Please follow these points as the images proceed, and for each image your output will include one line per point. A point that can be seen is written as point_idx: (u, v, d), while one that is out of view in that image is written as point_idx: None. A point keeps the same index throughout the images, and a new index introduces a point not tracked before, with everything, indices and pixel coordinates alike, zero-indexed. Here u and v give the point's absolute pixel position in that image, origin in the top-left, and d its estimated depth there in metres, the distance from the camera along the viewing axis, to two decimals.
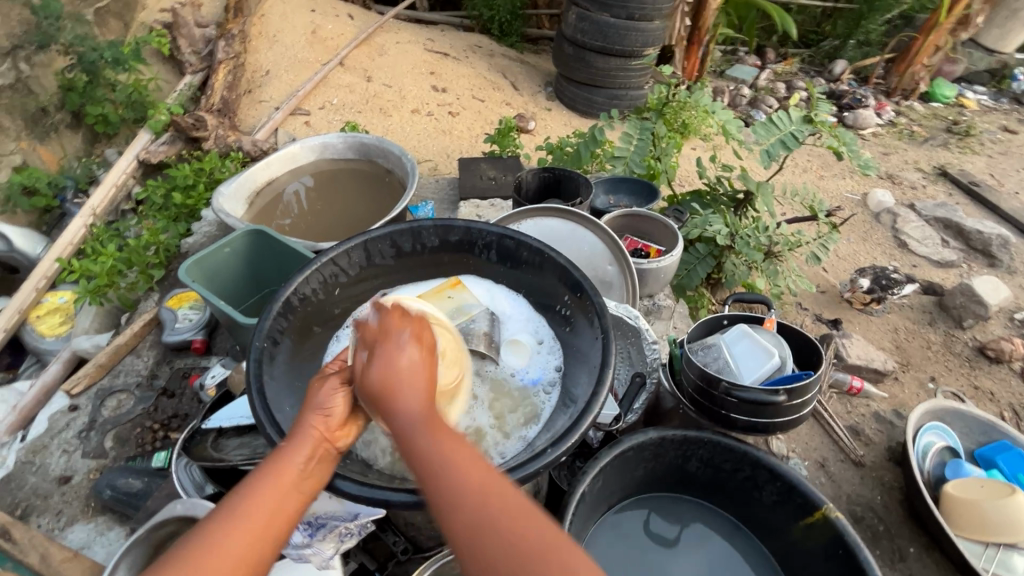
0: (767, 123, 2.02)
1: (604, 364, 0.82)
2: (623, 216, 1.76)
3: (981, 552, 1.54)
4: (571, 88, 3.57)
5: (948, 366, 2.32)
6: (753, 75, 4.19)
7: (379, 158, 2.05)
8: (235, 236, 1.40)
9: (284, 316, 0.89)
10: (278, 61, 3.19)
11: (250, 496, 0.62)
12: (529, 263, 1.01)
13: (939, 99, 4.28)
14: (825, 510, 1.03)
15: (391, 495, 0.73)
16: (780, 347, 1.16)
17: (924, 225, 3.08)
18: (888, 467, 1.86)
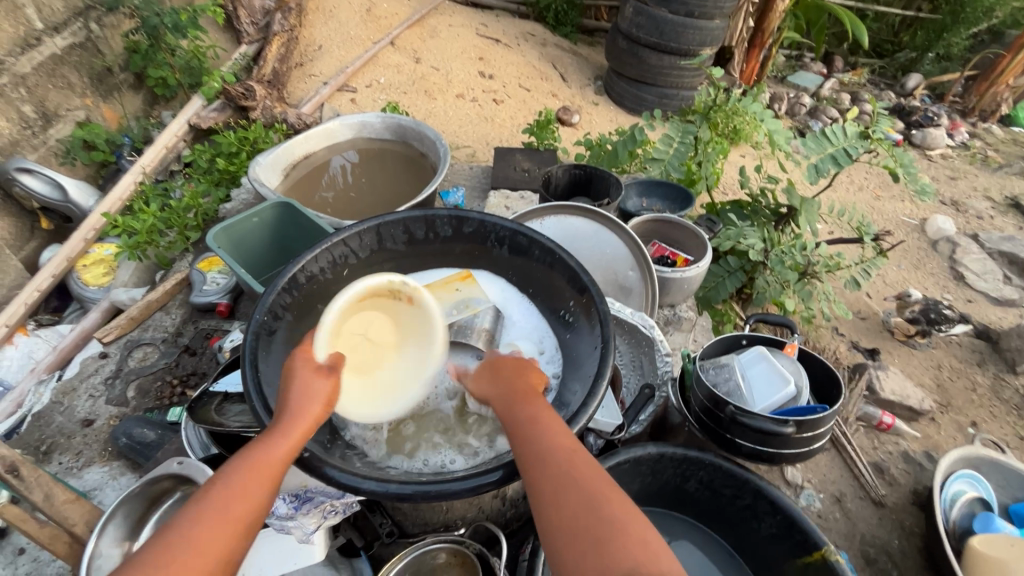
0: (819, 136, 1.91)
1: (598, 374, 0.80)
2: (653, 220, 1.71)
3: None
4: (621, 84, 3.48)
5: (993, 411, 2.16)
6: (817, 83, 3.98)
7: (415, 142, 2.06)
8: (264, 207, 1.44)
9: (289, 291, 0.90)
10: (331, 37, 3.24)
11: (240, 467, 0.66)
12: (540, 262, 0.99)
13: (1021, 124, 3.96)
14: (825, 551, 0.97)
15: (362, 483, 0.74)
16: (799, 374, 1.10)
17: (986, 258, 2.87)
18: (911, 511, 1.76)
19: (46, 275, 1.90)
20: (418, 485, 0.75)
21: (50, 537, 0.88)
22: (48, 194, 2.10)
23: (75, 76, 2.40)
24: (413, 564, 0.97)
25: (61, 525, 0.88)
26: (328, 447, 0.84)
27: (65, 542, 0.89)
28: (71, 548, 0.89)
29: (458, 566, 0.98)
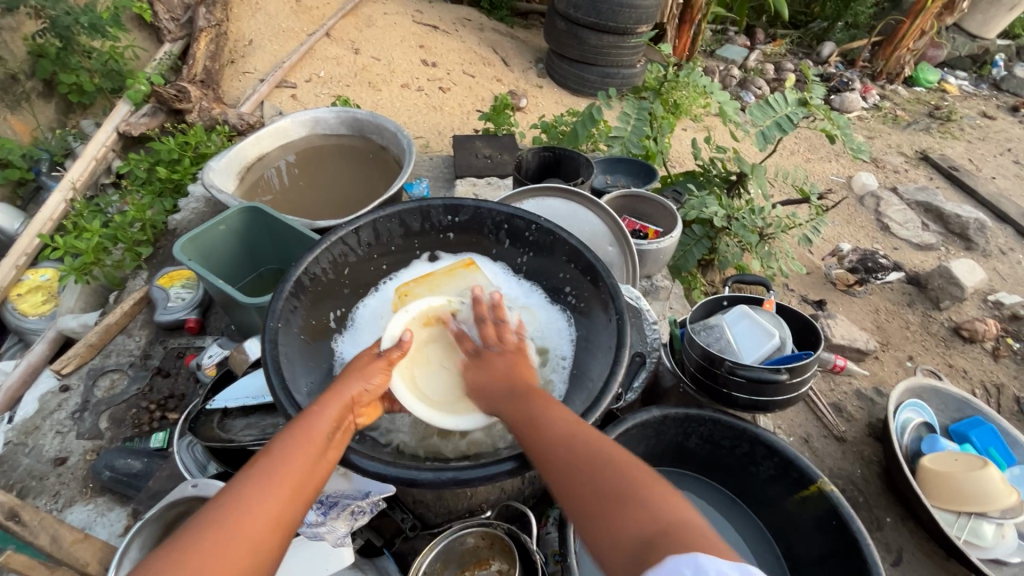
0: (763, 104, 2.02)
1: (619, 346, 0.84)
2: (622, 196, 1.77)
3: (953, 521, 1.63)
4: (563, 66, 3.52)
5: (925, 345, 2.40)
6: (743, 55, 4.18)
7: (373, 135, 2.00)
8: (230, 213, 1.36)
9: (296, 295, 0.88)
10: (261, 31, 3.07)
11: (282, 459, 0.64)
12: (539, 244, 1.02)
13: (921, 84, 4.34)
14: (821, 484, 1.07)
15: (418, 475, 0.72)
16: (780, 327, 1.19)
17: (906, 209, 3.15)
18: (868, 442, 1.94)
19: None
20: (474, 469, 0.73)
21: None
22: None
23: None
24: (443, 551, 0.98)
25: (71, 566, 0.83)
26: (361, 444, 0.83)
27: None
28: None
29: (488, 546, 1.01)
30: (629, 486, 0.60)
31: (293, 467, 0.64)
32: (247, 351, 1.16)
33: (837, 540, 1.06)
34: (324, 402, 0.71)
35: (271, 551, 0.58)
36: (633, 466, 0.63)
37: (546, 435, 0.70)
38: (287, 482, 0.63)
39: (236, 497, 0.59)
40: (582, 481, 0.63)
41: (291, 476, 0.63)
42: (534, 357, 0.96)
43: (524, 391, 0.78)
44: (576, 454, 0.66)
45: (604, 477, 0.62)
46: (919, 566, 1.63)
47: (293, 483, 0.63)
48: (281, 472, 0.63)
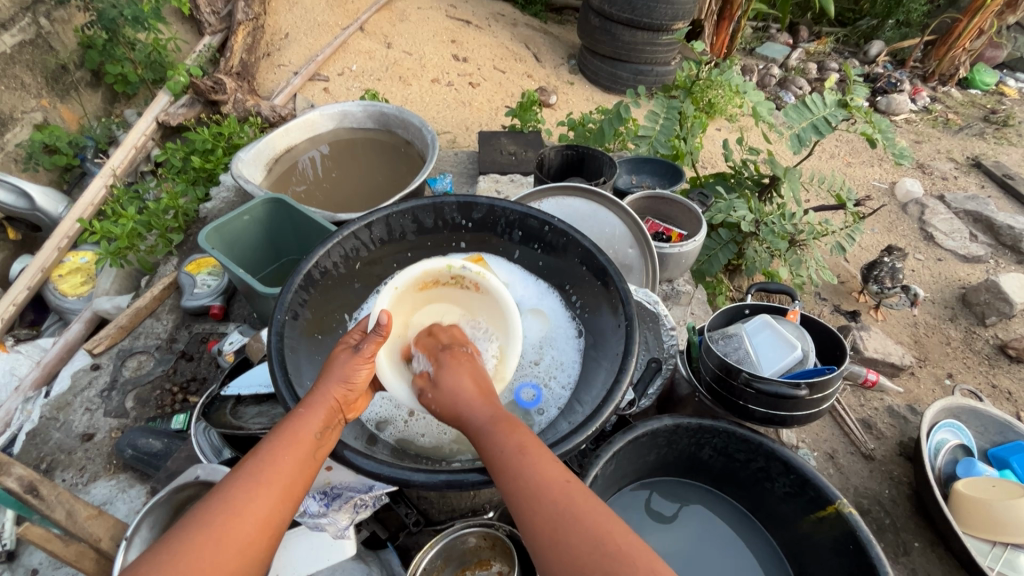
0: (800, 106, 1.94)
1: (627, 352, 0.81)
2: (646, 197, 1.73)
3: (987, 551, 1.55)
4: (595, 62, 3.47)
5: (967, 362, 2.28)
6: (785, 54, 4.03)
7: (399, 129, 2.01)
8: (254, 204, 1.39)
9: (306, 289, 0.89)
10: (297, 24, 3.13)
11: (271, 462, 0.65)
12: (553, 244, 1.00)
13: (978, 86, 4.10)
14: (838, 505, 1.02)
15: (412, 476, 0.72)
16: (803, 339, 1.14)
17: (953, 218, 2.99)
18: (898, 461, 1.85)
19: (20, 288, 1.82)
20: (468, 473, 0.72)
21: (76, 554, 0.89)
22: (13, 203, 2.01)
23: (29, 76, 2.29)
24: (445, 549, 0.98)
25: (86, 541, 0.87)
26: (361, 443, 0.84)
27: (92, 558, 0.89)
28: (99, 563, 0.90)
29: (488, 547, 1.01)
30: (610, 548, 0.59)
31: (282, 470, 0.65)
32: (264, 340, 1.19)
33: (852, 564, 1.01)
34: (312, 405, 0.70)
35: (261, 551, 0.60)
36: (612, 526, 0.61)
37: (516, 478, 0.65)
38: (277, 486, 0.64)
39: (226, 501, 0.61)
40: (561, 535, 0.61)
41: (281, 478, 0.64)
42: (542, 363, 0.94)
43: (491, 420, 0.72)
44: (556, 507, 0.63)
45: (583, 535, 0.60)
46: None
47: (283, 489, 0.64)
48: (268, 475, 0.64)
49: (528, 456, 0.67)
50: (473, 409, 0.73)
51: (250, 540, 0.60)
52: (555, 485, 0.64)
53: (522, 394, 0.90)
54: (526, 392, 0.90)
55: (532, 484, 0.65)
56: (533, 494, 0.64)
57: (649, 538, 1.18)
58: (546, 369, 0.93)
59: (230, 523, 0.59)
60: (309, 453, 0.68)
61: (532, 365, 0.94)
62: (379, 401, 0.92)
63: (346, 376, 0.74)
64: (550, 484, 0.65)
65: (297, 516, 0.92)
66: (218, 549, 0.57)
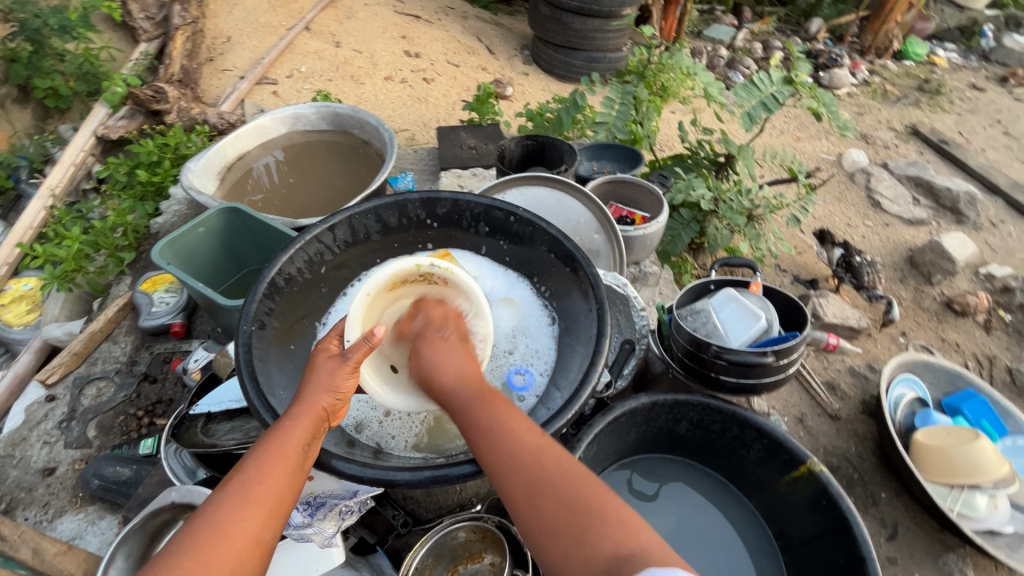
0: (748, 85, 2.00)
1: (599, 335, 0.83)
2: (608, 182, 1.75)
3: (947, 494, 1.65)
4: (548, 51, 3.48)
5: (918, 320, 2.40)
6: (731, 35, 4.14)
7: (355, 130, 1.97)
8: (209, 214, 1.35)
9: (271, 297, 0.87)
10: (238, 27, 3.02)
11: (258, 477, 0.63)
12: (519, 234, 1.00)
13: (911, 57, 4.31)
14: (810, 464, 1.06)
15: (396, 475, 0.72)
16: (767, 309, 1.18)
17: (896, 184, 3.14)
18: (862, 418, 1.95)
19: None
20: (451, 466, 0.72)
21: None
22: None
23: None
24: (435, 546, 0.98)
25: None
26: (341, 448, 0.82)
27: None
28: None
29: (479, 540, 1.01)
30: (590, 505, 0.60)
31: (268, 484, 0.63)
32: (231, 354, 1.16)
33: (826, 519, 1.06)
34: (297, 415, 0.69)
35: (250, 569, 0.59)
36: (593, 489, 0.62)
37: (497, 458, 0.66)
38: (264, 502, 0.62)
39: (210, 522, 0.59)
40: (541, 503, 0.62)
41: (267, 494, 0.63)
42: (518, 351, 0.95)
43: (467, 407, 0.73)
44: (538, 480, 0.64)
45: (565, 502, 0.61)
46: (914, 539, 1.65)
47: (271, 503, 0.63)
48: (255, 491, 0.62)
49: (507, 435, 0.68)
50: (459, 398, 0.74)
51: (240, 557, 0.58)
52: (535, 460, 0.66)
53: (512, 379, 0.91)
54: (516, 377, 0.91)
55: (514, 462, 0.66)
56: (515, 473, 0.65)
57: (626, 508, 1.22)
58: (522, 358, 0.94)
59: (217, 543, 0.57)
60: (295, 465, 0.67)
61: (509, 354, 0.95)
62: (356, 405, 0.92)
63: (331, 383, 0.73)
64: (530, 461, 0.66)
65: (280, 530, 0.90)
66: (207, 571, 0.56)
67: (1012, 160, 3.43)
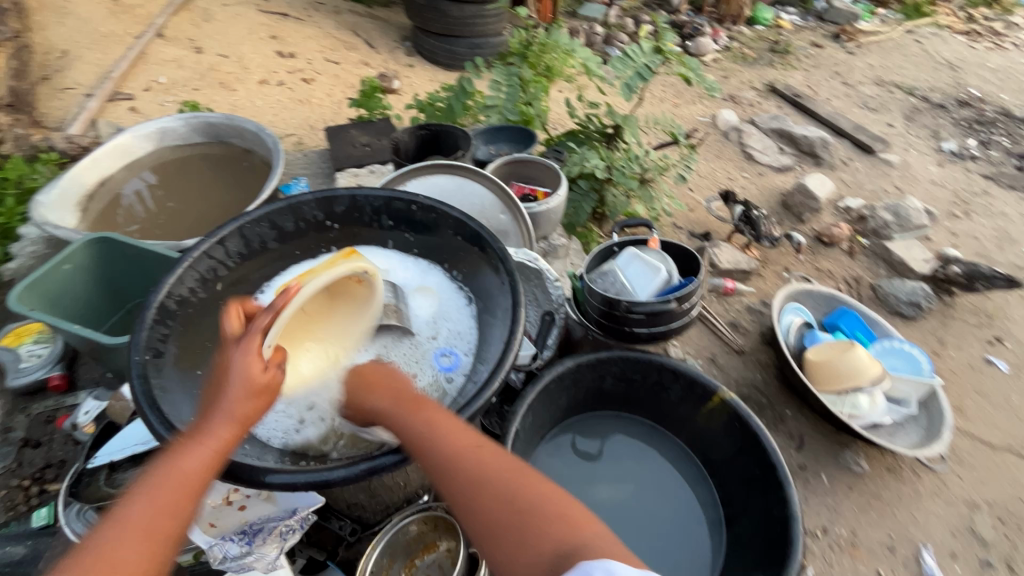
0: (622, 57, 2.11)
1: (515, 306, 0.85)
2: (507, 163, 1.79)
3: (838, 400, 1.89)
4: (430, 41, 3.44)
5: (797, 255, 2.70)
6: (603, 12, 4.33)
7: (233, 139, 1.83)
8: (74, 249, 1.21)
9: (163, 323, 0.80)
10: (74, 39, 2.68)
11: (150, 506, 0.62)
12: (424, 223, 0.99)
13: (760, 22, 4.77)
14: (721, 394, 1.17)
15: (330, 474, 0.69)
16: (665, 261, 1.28)
17: (764, 137, 3.49)
18: (763, 348, 2.17)
19: None
20: (386, 455, 0.72)
21: None
22: None
23: None
24: (389, 545, 0.97)
25: None
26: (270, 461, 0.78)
27: None
28: None
29: (431, 530, 1.01)
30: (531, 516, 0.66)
31: (160, 511, 0.62)
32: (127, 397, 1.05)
33: (741, 439, 1.17)
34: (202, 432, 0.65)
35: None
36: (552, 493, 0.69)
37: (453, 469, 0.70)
38: (152, 529, 0.61)
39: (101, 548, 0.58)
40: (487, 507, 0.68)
41: (159, 523, 0.61)
42: (440, 334, 0.94)
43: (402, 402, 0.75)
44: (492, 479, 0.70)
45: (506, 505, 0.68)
46: (818, 445, 1.88)
47: (158, 529, 0.61)
48: (142, 525, 0.60)
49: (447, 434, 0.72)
50: (386, 405, 0.75)
51: None
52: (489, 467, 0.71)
53: (439, 361, 0.90)
54: (443, 359, 0.91)
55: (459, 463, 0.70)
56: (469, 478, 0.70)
57: (563, 464, 1.29)
58: (445, 341, 0.93)
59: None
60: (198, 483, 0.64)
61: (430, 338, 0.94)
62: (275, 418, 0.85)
63: (242, 381, 0.68)
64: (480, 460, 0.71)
65: (217, 565, 0.85)
66: None
67: (852, 105, 3.92)
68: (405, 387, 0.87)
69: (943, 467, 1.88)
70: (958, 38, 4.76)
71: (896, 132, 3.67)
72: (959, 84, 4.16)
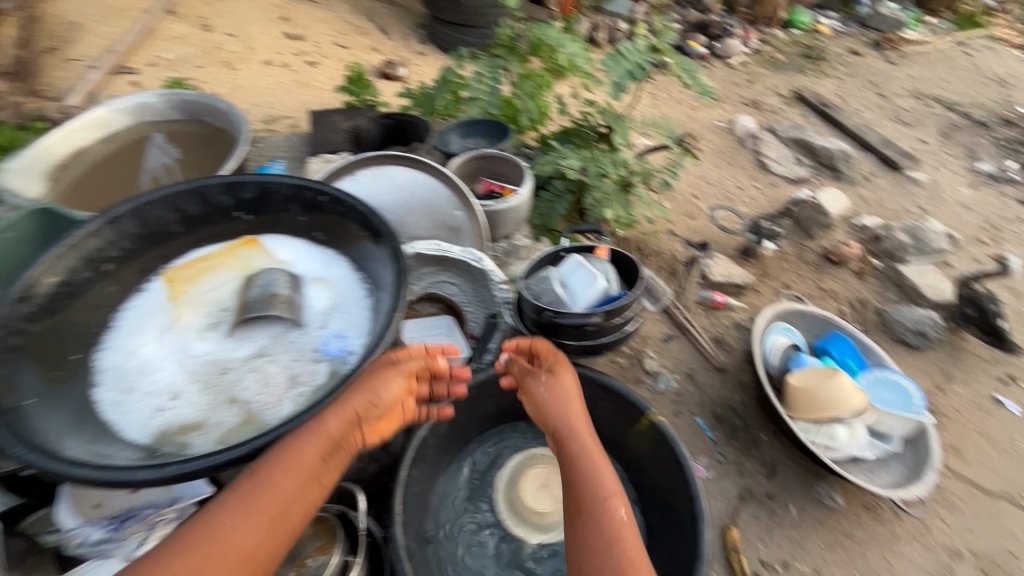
0: (615, 53, 2.01)
1: (395, 308, 0.81)
2: (476, 158, 1.74)
3: (815, 430, 1.78)
4: (442, 30, 3.40)
5: (799, 272, 2.56)
6: (628, 8, 4.20)
7: (208, 117, 1.83)
8: (15, 218, 1.21)
9: (36, 303, 0.79)
10: (86, 12, 2.74)
11: (268, 483, 0.72)
12: (332, 215, 0.96)
13: (796, 26, 4.54)
14: (650, 415, 1.11)
15: (136, 473, 0.66)
16: (608, 272, 1.21)
17: (781, 146, 3.33)
18: (745, 368, 2.07)
19: None
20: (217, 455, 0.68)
21: None
22: None
23: None
24: None
25: None
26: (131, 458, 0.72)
27: None
28: None
29: (321, 532, 0.96)
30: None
31: (268, 499, 0.72)
32: None
33: (668, 467, 1.10)
34: (316, 427, 0.77)
35: (259, 550, 0.69)
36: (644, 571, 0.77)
37: (591, 509, 0.83)
38: (262, 514, 0.71)
39: (214, 524, 0.69)
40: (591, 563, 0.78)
41: (269, 506, 0.72)
42: (331, 321, 0.88)
43: (573, 435, 0.95)
44: (614, 537, 0.80)
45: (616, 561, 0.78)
46: (790, 475, 1.78)
47: (271, 511, 0.72)
48: (254, 505, 0.71)
49: (593, 484, 0.87)
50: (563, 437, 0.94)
51: (244, 548, 0.68)
52: (614, 522, 0.82)
53: (325, 346, 0.85)
54: (331, 343, 0.85)
55: (596, 519, 0.82)
56: (594, 532, 0.80)
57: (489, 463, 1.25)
58: (334, 330, 0.87)
59: (208, 546, 0.67)
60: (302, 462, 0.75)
61: (321, 325, 0.87)
62: (129, 404, 0.78)
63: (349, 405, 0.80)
64: (606, 520, 0.82)
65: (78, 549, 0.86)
66: (212, 550, 0.67)
67: (884, 118, 3.71)
68: (279, 368, 0.82)
69: (922, 511, 1.73)
70: (1013, 53, 4.44)
71: (929, 148, 3.45)
72: (1008, 102, 3.88)
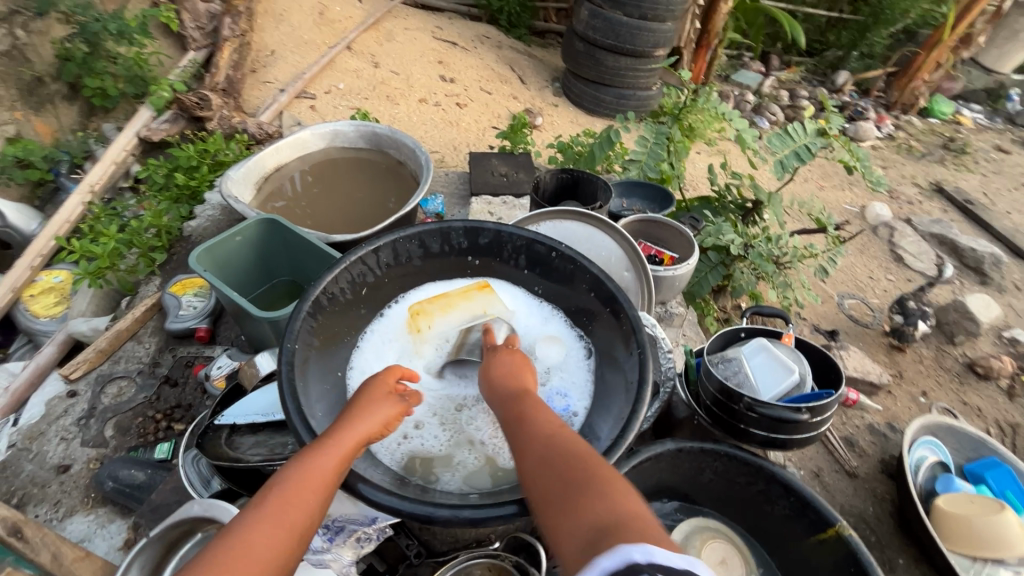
0: (782, 133, 2.01)
1: (642, 383, 0.82)
2: (638, 221, 1.77)
3: (968, 567, 1.53)
4: (578, 85, 3.54)
5: (939, 380, 2.34)
6: (758, 81, 4.18)
7: (390, 149, 2.00)
8: (247, 224, 1.37)
9: (312, 316, 0.87)
10: (283, 42, 3.12)
11: (286, 481, 0.66)
12: (560, 271, 1.01)
13: (936, 115, 4.31)
14: (839, 527, 1.04)
15: (435, 512, 0.71)
16: (800, 362, 1.17)
17: (920, 240, 3.13)
18: (880, 479, 1.88)
19: None
20: (493, 508, 0.71)
21: None
22: None
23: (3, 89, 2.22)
24: None
25: None
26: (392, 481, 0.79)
27: None
28: None
29: None
30: (623, 517, 0.55)
31: (291, 497, 0.65)
32: (256, 363, 1.14)
33: None
34: (323, 447, 0.71)
35: (284, 554, 0.61)
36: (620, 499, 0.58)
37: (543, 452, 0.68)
38: (284, 523, 0.63)
39: (237, 535, 0.60)
40: (570, 524, 0.58)
41: (291, 516, 0.64)
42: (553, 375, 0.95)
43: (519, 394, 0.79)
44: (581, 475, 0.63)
45: (584, 500, 0.59)
46: None
47: (291, 522, 0.63)
48: (277, 512, 0.63)
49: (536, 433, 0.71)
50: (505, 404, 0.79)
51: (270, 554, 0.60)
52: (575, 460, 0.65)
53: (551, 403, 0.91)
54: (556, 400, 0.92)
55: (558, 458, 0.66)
56: (554, 468, 0.65)
57: None
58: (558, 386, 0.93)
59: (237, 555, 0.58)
60: (322, 472, 0.68)
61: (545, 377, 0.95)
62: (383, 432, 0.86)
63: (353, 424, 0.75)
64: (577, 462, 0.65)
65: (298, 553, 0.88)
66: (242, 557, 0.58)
67: None
68: None
69: None
70: None
71: None
72: None
